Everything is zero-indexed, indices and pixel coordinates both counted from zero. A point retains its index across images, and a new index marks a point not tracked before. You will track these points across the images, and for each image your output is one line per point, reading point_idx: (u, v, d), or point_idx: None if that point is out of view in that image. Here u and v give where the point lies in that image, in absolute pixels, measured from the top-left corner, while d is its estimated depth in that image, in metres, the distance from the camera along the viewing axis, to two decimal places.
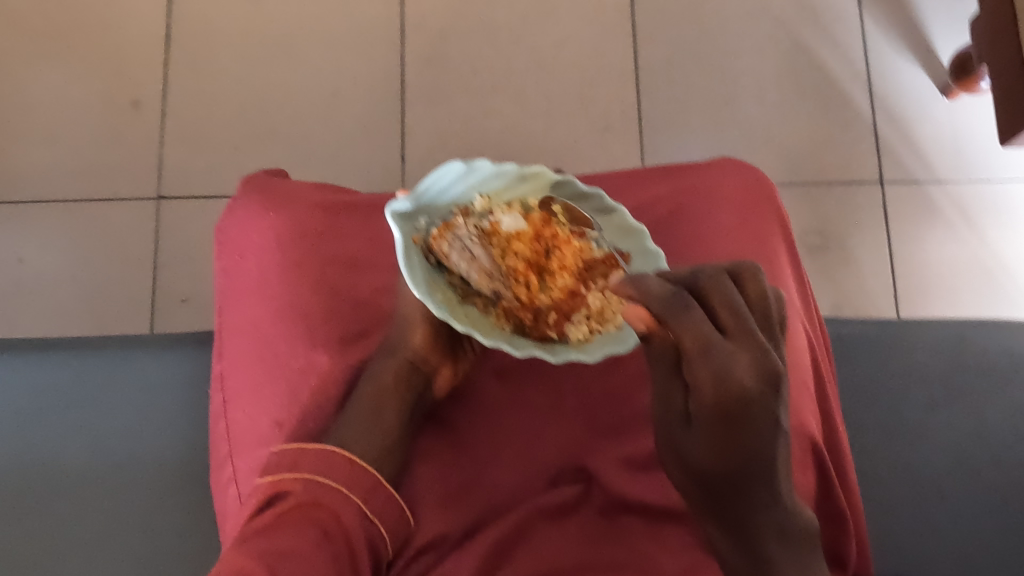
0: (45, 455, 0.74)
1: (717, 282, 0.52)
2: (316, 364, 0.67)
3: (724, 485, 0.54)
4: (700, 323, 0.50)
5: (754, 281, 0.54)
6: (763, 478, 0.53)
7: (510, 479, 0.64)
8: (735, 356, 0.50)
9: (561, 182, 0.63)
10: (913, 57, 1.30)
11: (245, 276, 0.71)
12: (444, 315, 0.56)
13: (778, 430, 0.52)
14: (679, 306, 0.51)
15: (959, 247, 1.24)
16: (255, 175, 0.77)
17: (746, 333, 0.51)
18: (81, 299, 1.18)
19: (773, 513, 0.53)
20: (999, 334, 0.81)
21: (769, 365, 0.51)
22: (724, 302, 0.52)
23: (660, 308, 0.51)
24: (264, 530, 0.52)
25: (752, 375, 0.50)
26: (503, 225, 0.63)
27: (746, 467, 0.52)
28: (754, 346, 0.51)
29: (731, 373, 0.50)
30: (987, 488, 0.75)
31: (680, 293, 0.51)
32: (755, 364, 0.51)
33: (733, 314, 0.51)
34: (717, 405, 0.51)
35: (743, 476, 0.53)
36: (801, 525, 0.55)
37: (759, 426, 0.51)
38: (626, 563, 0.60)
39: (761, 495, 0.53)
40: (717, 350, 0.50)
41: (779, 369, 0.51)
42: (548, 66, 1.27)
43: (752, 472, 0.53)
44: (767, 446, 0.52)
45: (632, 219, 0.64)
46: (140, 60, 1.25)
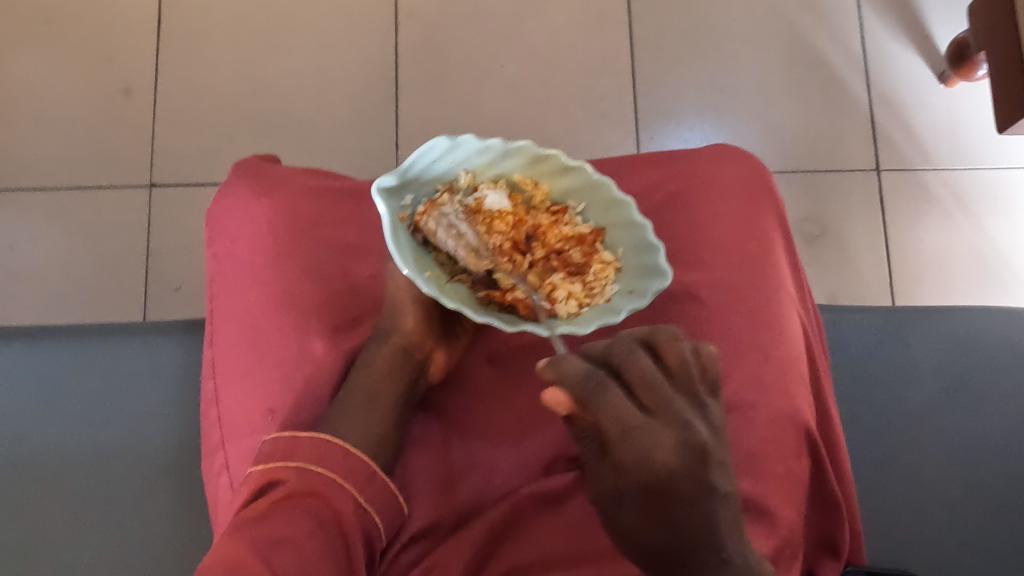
0: (38, 443, 0.74)
1: (631, 352, 0.49)
2: (308, 351, 0.66)
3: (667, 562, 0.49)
4: (616, 403, 0.47)
5: (672, 346, 0.50)
6: (702, 542, 0.48)
7: (503, 467, 0.63)
8: (653, 435, 0.47)
9: (547, 155, 0.63)
10: (910, 44, 1.29)
11: (236, 263, 0.70)
12: (432, 292, 0.57)
13: (710, 499, 0.48)
14: (595, 383, 0.48)
15: (954, 235, 1.24)
16: (246, 160, 0.76)
17: (665, 405, 0.48)
18: (73, 288, 1.17)
19: None
20: (995, 321, 0.81)
21: (692, 437, 0.48)
22: (641, 376, 0.48)
23: (578, 388, 0.48)
24: (257, 520, 0.52)
25: (672, 452, 0.47)
26: (487, 202, 0.62)
27: (681, 536, 0.48)
28: (674, 420, 0.48)
29: (650, 453, 0.47)
30: (980, 475, 0.75)
31: (594, 371, 0.48)
32: (676, 439, 0.47)
33: (669, 379, 0.49)
34: (641, 484, 0.48)
35: (682, 548, 0.48)
36: None
37: (685, 499, 0.48)
38: (616, 553, 0.59)
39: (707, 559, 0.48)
40: (637, 432, 0.47)
41: (699, 441, 0.48)
42: (544, 52, 1.26)
43: (692, 539, 0.48)
44: (699, 517, 0.48)
45: (618, 191, 0.63)
46: (134, 46, 1.24)
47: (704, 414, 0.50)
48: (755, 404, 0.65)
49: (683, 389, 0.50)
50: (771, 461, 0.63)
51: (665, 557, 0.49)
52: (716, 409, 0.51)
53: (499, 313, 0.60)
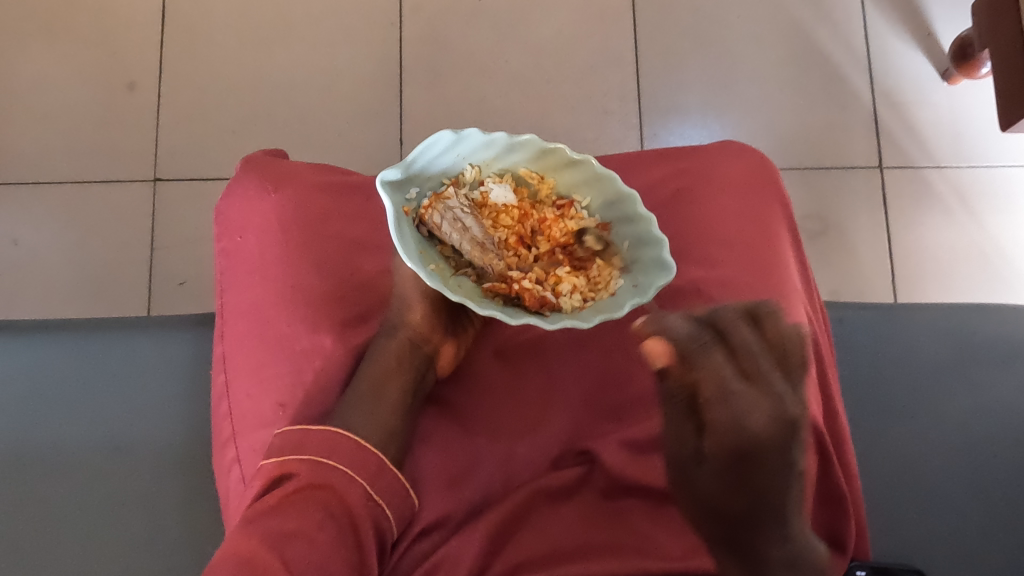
0: (48, 437, 0.74)
1: (735, 325, 0.60)
2: (318, 346, 0.66)
3: (738, 521, 0.55)
4: (718, 366, 0.57)
5: (773, 326, 0.61)
6: (772, 514, 0.54)
7: (512, 462, 0.64)
8: (753, 402, 0.56)
9: (551, 149, 0.63)
10: (913, 41, 1.29)
11: (245, 258, 0.70)
12: (435, 285, 0.57)
13: (788, 470, 0.55)
14: (701, 346, 0.58)
15: (956, 232, 1.24)
16: (255, 155, 0.77)
17: (760, 375, 0.57)
18: (78, 282, 1.17)
19: (783, 548, 0.53)
20: (998, 317, 0.81)
21: (780, 407, 0.57)
22: (742, 345, 0.58)
23: (683, 344, 0.58)
24: (270, 513, 0.53)
25: (763, 416, 0.55)
26: (493, 196, 0.64)
27: (758, 505, 0.54)
28: (768, 392, 0.57)
29: (746, 415, 0.55)
30: (983, 471, 0.76)
31: (699, 333, 0.59)
32: (769, 406, 0.56)
33: (753, 360, 0.58)
34: (734, 448, 0.54)
35: (756, 517, 0.54)
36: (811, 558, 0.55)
37: (771, 465, 0.55)
38: (623, 547, 0.61)
39: (776, 530, 0.54)
40: (736, 394, 0.56)
41: (792, 412, 0.57)
42: (548, 48, 1.26)
43: (766, 510, 0.54)
44: (779, 486, 0.54)
45: (624, 185, 0.62)
46: (138, 40, 1.24)
47: (794, 389, 0.59)
48: None
49: (776, 367, 0.59)
50: None
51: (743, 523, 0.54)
52: (801, 384, 0.60)
53: (502, 306, 0.60)
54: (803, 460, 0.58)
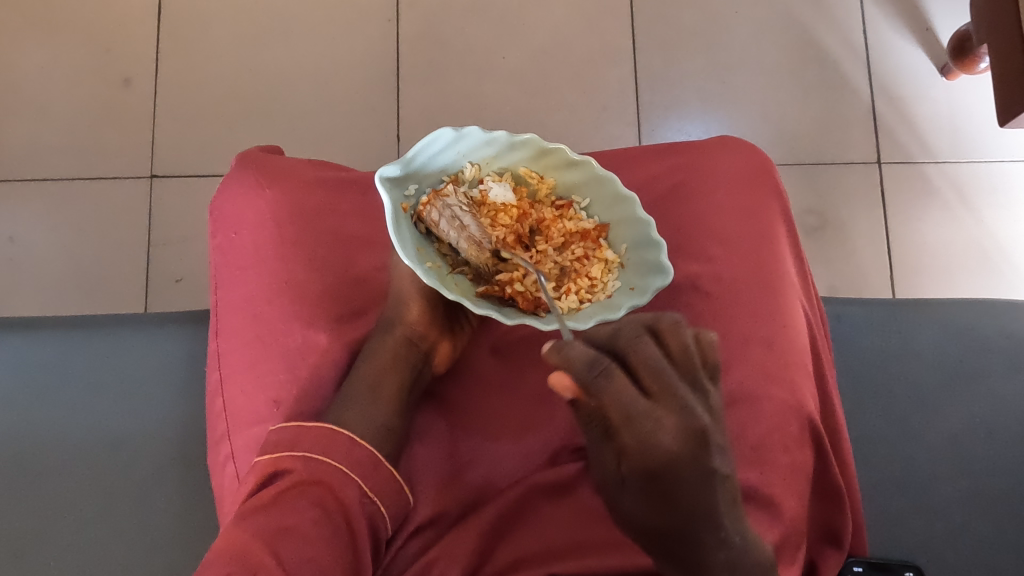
0: (43, 434, 0.74)
1: (636, 339, 0.48)
2: (313, 342, 0.66)
3: (672, 533, 0.50)
4: (619, 387, 0.46)
5: (675, 333, 0.49)
6: (704, 521, 0.49)
7: (508, 459, 0.63)
8: (658, 420, 0.46)
9: (552, 149, 0.63)
10: (912, 36, 1.29)
11: (240, 254, 0.70)
12: (433, 283, 0.57)
13: (708, 481, 0.48)
14: (600, 368, 0.47)
15: (955, 227, 1.24)
16: (250, 151, 0.76)
17: (668, 391, 0.47)
18: (75, 279, 1.17)
19: (721, 552, 0.50)
20: (995, 313, 0.81)
21: (693, 422, 0.47)
22: (643, 363, 0.47)
23: (582, 374, 0.47)
24: (264, 509, 0.52)
25: (676, 436, 0.46)
26: (492, 195, 0.63)
27: (681, 516, 0.49)
28: (676, 405, 0.47)
29: (653, 437, 0.46)
30: (981, 467, 0.76)
31: (599, 358, 0.47)
32: (680, 424, 0.47)
33: (657, 375, 0.47)
34: (643, 467, 0.48)
35: (689, 527, 0.49)
36: (752, 559, 0.52)
37: (687, 481, 0.47)
38: (620, 544, 0.60)
39: (708, 538, 0.50)
40: (641, 419, 0.46)
41: (703, 425, 0.47)
42: (546, 43, 1.26)
43: (693, 520, 0.49)
44: (700, 495, 0.48)
45: (623, 186, 0.63)
46: (133, 36, 1.24)
47: (704, 400, 0.49)
48: (760, 396, 0.66)
49: (687, 378, 0.48)
50: (775, 451, 0.64)
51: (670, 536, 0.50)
52: (714, 394, 0.50)
53: (498, 305, 0.60)
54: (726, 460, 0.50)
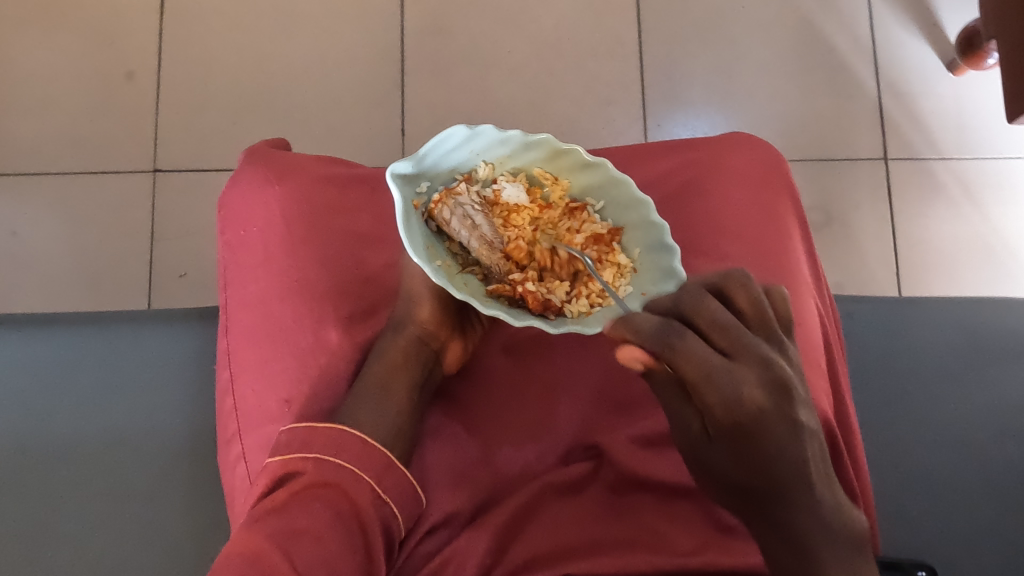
0: (51, 432, 0.74)
1: (702, 300, 0.49)
2: (324, 341, 0.66)
3: (762, 497, 0.49)
4: (696, 349, 0.47)
5: (743, 290, 0.51)
6: (794, 481, 0.48)
7: (519, 458, 0.63)
8: (738, 374, 0.47)
9: (566, 150, 0.62)
10: (918, 32, 1.28)
11: (249, 252, 0.69)
12: (441, 281, 0.56)
13: (797, 430, 0.48)
14: (669, 335, 0.48)
15: (961, 224, 1.24)
16: (258, 147, 0.76)
17: (745, 347, 0.48)
18: (78, 274, 1.16)
19: (813, 518, 0.48)
20: (1006, 311, 0.81)
21: (778, 375, 0.48)
22: (713, 321, 0.49)
23: (652, 343, 0.48)
24: (276, 512, 0.52)
25: (757, 388, 0.47)
26: (505, 195, 0.63)
27: (773, 473, 0.48)
28: (755, 360, 0.47)
29: (737, 392, 0.47)
30: (992, 465, 0.75)
31: (669, 323, 0.48)
32: (764, 378, 0.47)
33: (728, 332, 0.48)
34: (732, 424, 0.48)
35: (778, 489, 0.48)
36: (847, 526, 0.49)
37: (774, 437, 0.48)
38: (634, 541, 0.59)
39: (803, 501, 0.48)
40: (719, 374, 0.47)
41: (783, 374, 0.48)
42: (551, 37, 1.25)
43: (781, 482, 0.48)
44: (791, 449, 0.48)
45: (638, 190, 0.62)
46: (136, 29, 1.23)
47: (781, 354, 0.51)
48: None
49: (760, 332, 0.50)
50: None
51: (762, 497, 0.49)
52: (790, 345, 0.52)
53: (506, 307, 0.59)
54: (809, 414, 0.50)
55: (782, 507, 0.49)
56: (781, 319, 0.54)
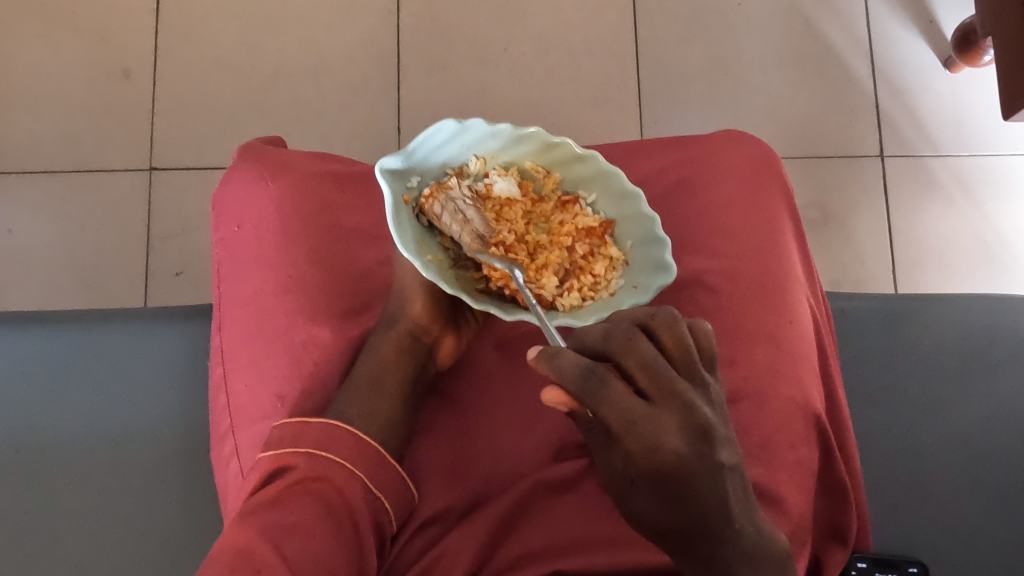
0: (45, 429, 0.74)
1: (630, 340, 0.46)
2: (317, 337, 0.66)
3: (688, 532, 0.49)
4: (619, 397, 0.45)
5: (670, 331, 0.48)
6: (716, 520, 0.48)
7: (511, 455, 0.63)
8: (661, 425, 0.45)
9: (557, 143, 0.62)
10: (915, 29, 1.28)
11: (243, 248, 0.69)
12: (433, 276, 0.57)
13: (718, 474, 0.47)
14: (592, 380, 0.45)
15: (957, 221, 1.24)
16: (251, 144, 0.76)
17: (669, 393, 0.45)
18: (75, 272, 1.17)
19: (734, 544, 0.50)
20: (1000, 307, 0.81)
21: (699, 421, 0.45)
22: (638, 363, 0.46)
23: (576, 388, 0.45)
24: (267, 505, 0.53)
25: (677, 437, 0.45)
26: (496, 189, 0.63)
27: (698, 516, 0.47)
28: (679, 405, 0.45)
29: (657, 442, 0.45)
30: (986, 461, 0.76)
31: (592, 368, 0.45)
32: (683, 424, 0.45)
33: (652, 375, 0.45)
34: (653, 473, 0.46)
35: (699, 526, 0.48)
36: (768, 544, 0.52)
37: (699, 483, 0.46)
38: (624, 540, 0.60)
39: (722, 533, 0.49)
40: (641, 424, 0.44)
41: (706, 421, 0.46)
42: (547, 35, 1.25)
43: (704, 520, 0.48)
44: (712, 495, 0.46)
45: (629, 182, 0.62)
46: (133, 27, 1.23)
47: (705, 393, 0.48)
48: (765, 391, 0.66)
49: (684, 372, 0.47)
50: (779, 448, 0.64)
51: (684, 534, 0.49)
52: (712, 382, 0.49)
53: (498, 303, 0.60)
54: (732, 453, 0.48)
55: (705, 542, 0.49)
56: (706, 352, 0.50)
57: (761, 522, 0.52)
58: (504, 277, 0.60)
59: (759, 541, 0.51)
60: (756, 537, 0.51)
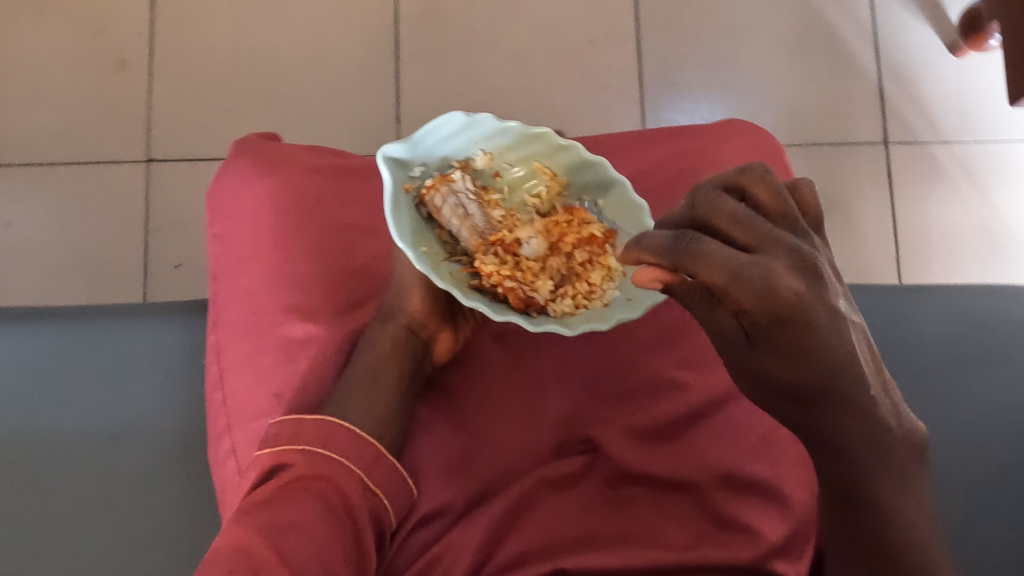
0: (41, 426, 0.73)
1: (715, 200, 0.45)
2: (314, 334, 0.65)
3: (820, 401, 0.45)
4: (718, 249, 0.42)
5: (762, 183, 0.46)
6: (849, 379, 0.44)
7: (511, 452, 0.62)
8: (771, 267, 0.42)
9: (566, 146, 0.62)
10: (920, 13, 1.26)
11: (239, 245, 0.69)
12: (425, 270, 0.56)
13: (837, 319, 0.44)
14: (688, 243, 0.43)
15: (962, 208, 1.23)
16: (247, 137, 0.75)
17: (770, 239, 0.43)
18: (72, 265, 1.16)
19: (864, 421, 0.45)
20: (1003, 299, 0.80)
21: (807, 259, 0.43)
22: (730, 219, 0.44)
23: (668, 256, 0.43)
24: (265, 504, 0.52)
25: (794, 276, 0.42)
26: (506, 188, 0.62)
27: (830, 372, 0.44)
28: (781, 248, 0.43)
29: (770, 284, 0.42)
30: (996, 452, 0.74)
31: (682, 232, 0.43)
32: (793, 264, 0.42)
33: (747, 226, 0.43)
34: (771, 318, 0.43)
35: (832, 386, 0.44)
36: (904, 431, 0.47)
37: (820, 326, 0.43)
38: (629, 535, 0.59)
39: (857, 399, 0.45)
40: (748, 272, 0.41)
41: (816, 261, 0.43)
42: (548, 21, 1.23)
43: (840, 377, 0.44)
44: (839, 338, 0.43)
45: (635, 195, 0.62)
46: (127, 16, 1.21)
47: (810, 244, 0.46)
48: None
49: (783, 225, 0.45)
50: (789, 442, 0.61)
51: (810, 398, 0.45)
52: (816, 239, 0.47)
53: (490, 301, 0.59)
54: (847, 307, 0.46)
55: (847, 416, 0.45)
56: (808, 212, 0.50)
57: (898, 403, 0.48)
58: (497, 275, 0.59)
59: (904, 427, 0.47)
60: (898, 417, 0.47)
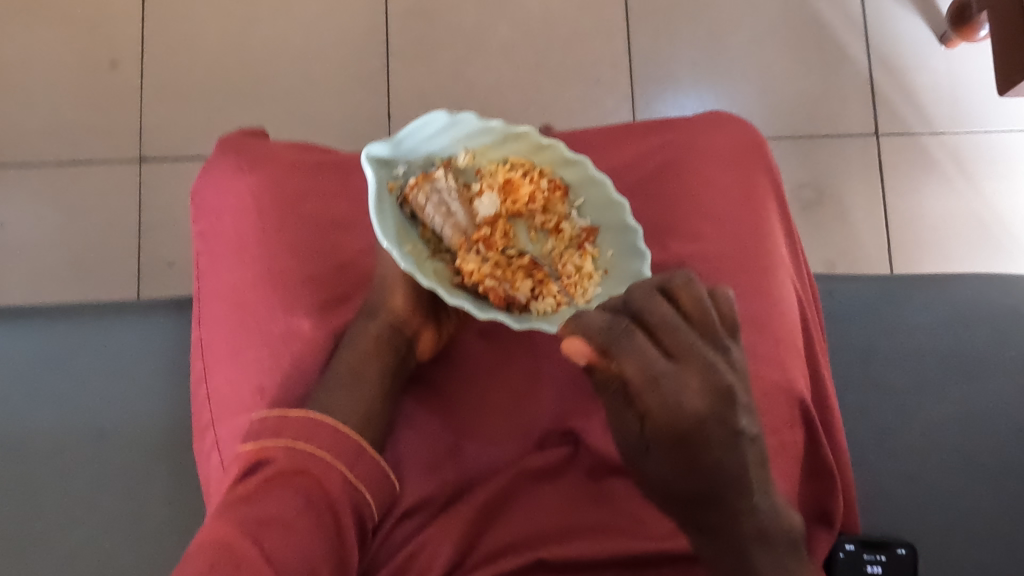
0: (31, 422, 0.74)
1: (648, 300, 0.48)
2: (296, 330, 0.65)
3: (698, 499, 0.50)
4: (640, 352, 0.46)
5: (688, 291, 0.48)
6: (732, 485, 0.49)
7: (491, 447, 0.63)
8: (683, 381, 0.47)
9: (546, 145, 0.63)
10: (911, 5, 1.26)
11: (223, 241, 0.69)
12: (409, 268, 0.56)
13: (737, 440, 0.48)
14: (617, 336, 0.47)
15: (954, 199, 1.23)
16: (230, 134, 0.75)
17: (691, 351, 0.47)
18: (65, 263, 1.17)
19: (747, 520, 0.50)
20: (995, 289, 0.80)
21: (720, 383, 0.47)
22: (663, 323, 0.47)
23: (599, 337, 0.47)
24: (247, 499, 0.52)
25: (701, 396, 0.47)
26: (483, 194, 0.62)
27: (713, 478, 0.49)
28: (699, 366, 0.47)
29: (679, 400, 0.47)
30: (979, 444, 0.75)
31: (618, 321, 0.47)
32: (704, 384, 0.47)
33: (672, 334, 0.47)
34: (671, 429, 0.48)
35: (714, 491, 0.49)
36: (781, 527, 0.51)
37: (714, 446, 0.48)
38: (609, 526, 0.60)
39: (735, 503, 0.49)
40: (664, 380, 0.46)
41: (730, 385, 0.48)
42: (538, 17, 1.24)
43: (717, 482, 0.49)
44: (730, 456, 0.48)
45: (616, 193, 0.64)
46: (120, 16, 1.21)
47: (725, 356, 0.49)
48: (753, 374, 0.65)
49: (705, 334, 0.48)
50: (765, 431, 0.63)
51: (701, 498, 0.50)
52: (738, 352, 0.50)
53: (473, 299, 0.59)
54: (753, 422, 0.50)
55: (716, 512, 0.50)
56: (726, 321, 0.51)
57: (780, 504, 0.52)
58: (479, 274, 0.59)
59: (779, 522, 0.51)
60: (774, 516, 0.51)
